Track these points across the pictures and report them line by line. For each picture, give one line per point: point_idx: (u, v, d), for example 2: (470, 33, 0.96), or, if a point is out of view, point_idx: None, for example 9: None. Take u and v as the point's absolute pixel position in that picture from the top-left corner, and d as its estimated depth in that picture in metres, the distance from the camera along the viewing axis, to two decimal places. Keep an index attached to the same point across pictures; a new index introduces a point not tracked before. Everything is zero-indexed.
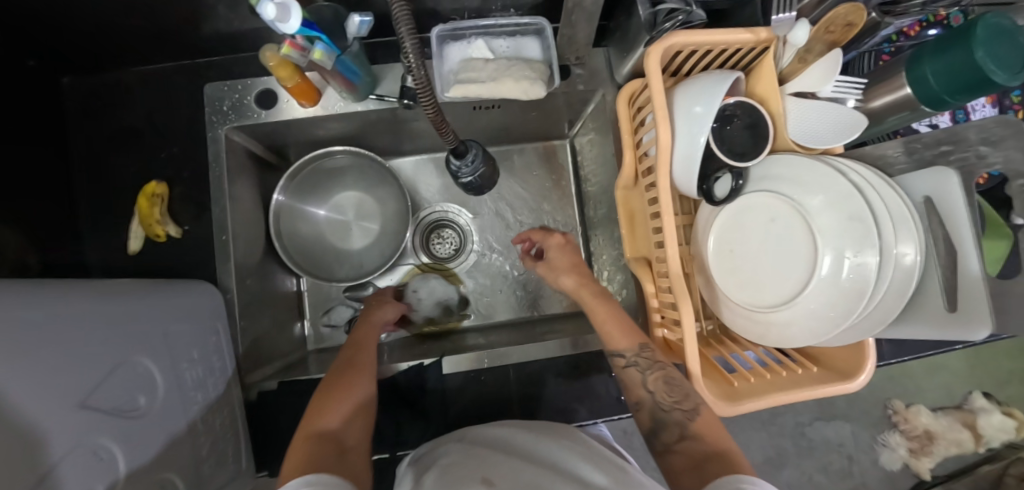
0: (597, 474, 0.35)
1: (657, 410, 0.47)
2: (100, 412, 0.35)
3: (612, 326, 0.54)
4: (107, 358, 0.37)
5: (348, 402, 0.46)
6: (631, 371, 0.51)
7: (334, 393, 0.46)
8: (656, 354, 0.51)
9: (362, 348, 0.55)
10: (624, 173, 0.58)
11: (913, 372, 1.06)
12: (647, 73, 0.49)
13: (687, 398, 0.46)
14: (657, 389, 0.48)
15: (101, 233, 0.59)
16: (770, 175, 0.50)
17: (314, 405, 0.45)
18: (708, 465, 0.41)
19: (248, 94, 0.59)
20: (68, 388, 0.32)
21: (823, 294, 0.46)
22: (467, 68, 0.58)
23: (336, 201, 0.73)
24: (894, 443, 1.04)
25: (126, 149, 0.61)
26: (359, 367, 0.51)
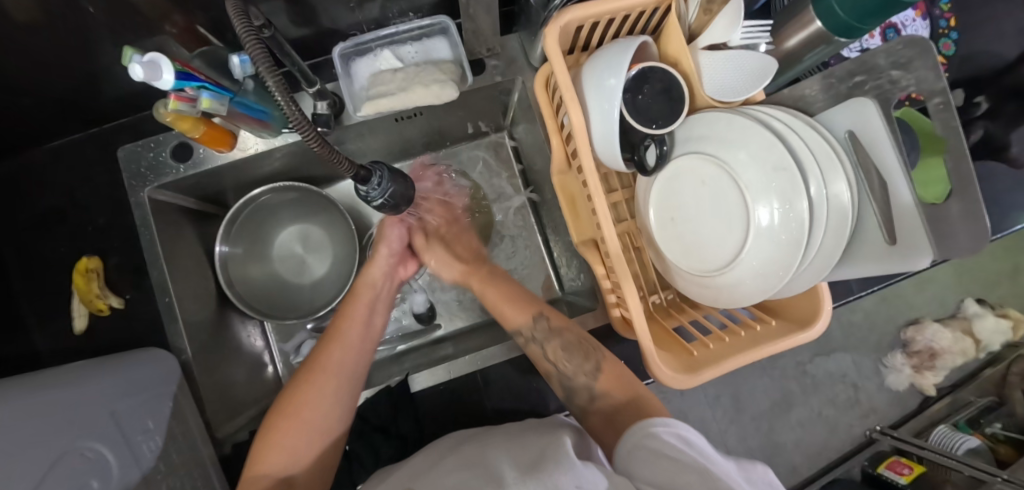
0: (510, 469, 0.33)
1: (564, 378, 0.50)
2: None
3: (507, 307, 0.55)
4: (51, 447, 0.37)
5: (300, 431, 0.44)
6: (534, 347, 0.52)
7: (285, 421, 0.44)
8: (551, 323, 0.52)
9: (335, 342, 0.49)
10: (555, 158, 0.57)
11: (904, 293, 1.05)
12: (548, 55, 0.47)
13: (587, 360, 0.49)
14: (559, 359, 0.50)
15: (45, 317, 0.59)
16: (695, 137, 0.49)
17: (269, 427, 0.45)
18: (620, 416, 0.44)
19: (162, 149, 0.58)
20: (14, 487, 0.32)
21: (762, 249, 0.44)
22: (377, 82, 0.56)
23: (283, 238, 0.72)
24: (897, 363, 1.02)
25: (54, 229, 0.60)
26: (323, 375, 0.47)
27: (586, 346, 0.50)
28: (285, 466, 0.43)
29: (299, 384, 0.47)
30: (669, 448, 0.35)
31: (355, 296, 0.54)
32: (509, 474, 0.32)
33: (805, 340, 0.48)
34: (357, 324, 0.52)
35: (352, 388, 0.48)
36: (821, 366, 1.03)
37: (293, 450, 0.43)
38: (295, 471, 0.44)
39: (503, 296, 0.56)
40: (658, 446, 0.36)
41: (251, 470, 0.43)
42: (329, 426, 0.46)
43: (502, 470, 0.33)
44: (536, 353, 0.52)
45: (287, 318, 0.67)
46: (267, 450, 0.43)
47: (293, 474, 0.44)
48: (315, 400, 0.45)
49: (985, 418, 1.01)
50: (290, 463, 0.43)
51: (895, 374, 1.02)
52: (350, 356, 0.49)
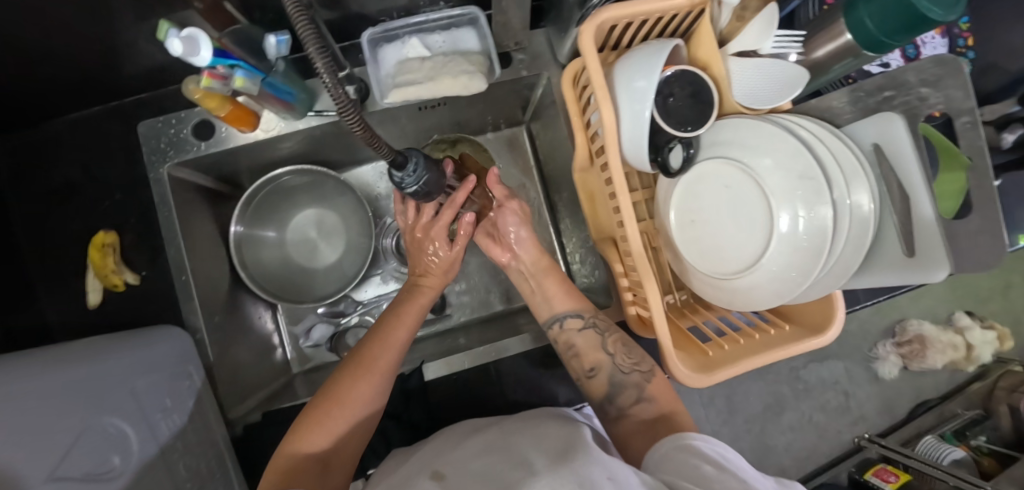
0: (539, 456, 0.35)
1: (616, 372, 0.50)
2: (74, 479, 0.35)
3: (556, 290, 0.55)
4: (72, 423, 0.37)
5: (348, 419, 0.45)
6: (590, 333, 0.52)
7: (335, 408, 0.44)
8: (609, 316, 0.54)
9: (391, 339, 0.49)
10: (578, 154, 0.57)
11: (901, 305, 1.07)
12: (583, 53, 0.47)
13: (643, 360, 0.51)
14: (616, 351, 0.51)
15: (57, 291, 0.58)
16: (720, 141, 0.49)
17: (315, 409, 0.44)
18: (660, 426, 0.45)
19: (184, 127, 0.57)
20: (36, 462, 0.32)
21: (783, 254, 0.45)
22: (404, 70, 0.56)
23: (298, 221, 0.71)
24: (887, 354, 1.04)
25: (70, 202, 0.59)
26: (376, 370, 0.47)
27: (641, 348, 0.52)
28: (327, 449, 0.43)
29: (349, 374, 0.46)
30: (703, 459, 0.36)
31: (412, 300, 0.53)
32: (538, 461, 0.34)
33: (818, 345, 0.49)
34: (410, 326, 0.51)
35: (392, 386, 0.49)
36: (815, 373, 1.06)
37: (335, 434, 0.44)
38: (333, 455, 0.44)
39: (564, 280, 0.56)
40: (694, 456, 0.37)
41: (290, 443, 0.42)
42: (369, 418, 0.47)
43: (532, 457, 0.35)
44: (581, 347, 0.52)
45: (300, 301, 0.67)
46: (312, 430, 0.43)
47: (332, 458, 0.43)
48: (364, 393, 0.45)
49: (971, 430, 1.02)
50: (331, 446, 0.43)
51: (884, 364, 1.05)
52: (399, 354, 0.49)
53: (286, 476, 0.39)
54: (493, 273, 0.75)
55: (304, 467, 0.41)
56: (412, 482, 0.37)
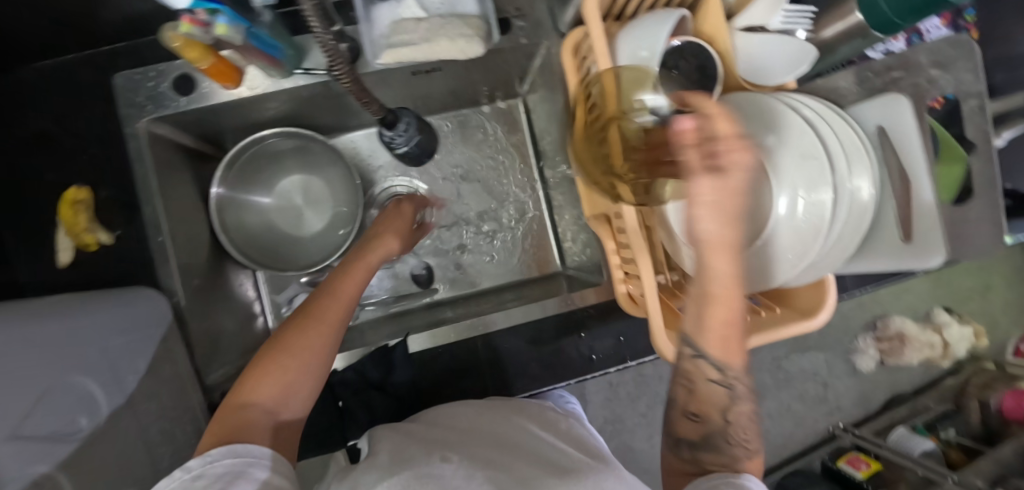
0: (543, 477, 0.32)
1: (722, 436, 0.38)
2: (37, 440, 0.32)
3: (720, 316, 0.35)
4: (38, 381, 0.35)
5: (298, 365, 0.39)
6: (696, 377, 0.38)
7: (285, 354, 0.39)
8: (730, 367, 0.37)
9: (333, 294, 0.46)
10: (575, 127, 0.55)
11: (884, 300, 1.09)
12: (587, 19, 0.45)
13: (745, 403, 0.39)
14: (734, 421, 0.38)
15: (26, 248, 0.55)
16: None
17: (260, 361, 0.39)
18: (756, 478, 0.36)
19: (163, 80, 0.54)
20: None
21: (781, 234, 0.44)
22: (399, 30, 0.53)
23: (283, 187, 0.69)
24: (866, 347, 1.07)
25: (40, 155, 0.56)
26: (324, 319, 0.43)
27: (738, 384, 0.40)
28: (277, 397, 0.37)
29: (295, 323, 0.42)
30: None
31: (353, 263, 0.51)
32: (543, 480, 0.31)
33: (807, 329, 0.49)
34: (355, 282, 0.49)
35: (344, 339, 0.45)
36: (796, 363, 1.08)
37: (285, 385, 0.38)
38: (283, 405, 0.37)
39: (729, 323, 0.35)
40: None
41: (234, 400, 0.36)
42: (324, 368, 0.41)
43: (535, 477, 0.32)
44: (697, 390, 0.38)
45: (284, 269, 0.65)
46: (256, 378, 0.37)
47: (282, 409, 0.37)
48: (315, 338, 0.41)
49: (940, 423, 1.05)
50: (281, 395, 0.37)
51: (864, 357, 1.07)
52: (345, 304, 0.46)
53: (227, 429, 0.33)
54: (483, 249, 0.74)
55: (252, 417, 0.34)
56: (419, 457, 0.34)
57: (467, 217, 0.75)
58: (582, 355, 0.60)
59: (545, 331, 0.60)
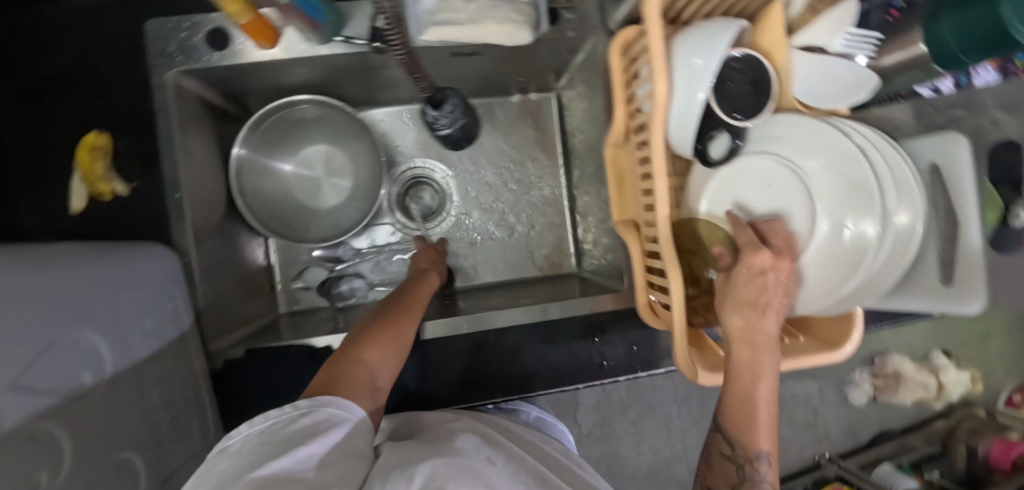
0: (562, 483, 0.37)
1: None
2: (37, 393, 0.31)
3: (738, 396, 0.39)
4: (42, 333, 0.33)
5: (396, 345, 0.43)
6: (717, 439, 0.42)
7: (388, 331, 0.43)
8: (751, 440, 0.40)
9: (418, 294, 0.52)
10: (614, 129, 0.54)
11: (884, 336, 1.08)
12: (646, 20, 0.43)
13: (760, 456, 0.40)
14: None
15: (36, 190, 0.53)
16: (769, 136, 0.48)
17: (368, 331, 0.43)
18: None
19: (196, 32, 0.52)
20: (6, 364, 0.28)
21: (820, 261, 0.45)
22: (445, 8, 0.51)
23: (304, 155, 0.67)
24: (860, 379, 1.08)
25: (58, 96, 0.54)
26: (415, 312, 0.48)
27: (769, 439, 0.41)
28: (377, 364, 0.41)
29: (397, 311, 0.47)
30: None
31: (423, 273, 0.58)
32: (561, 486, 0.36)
33: (829, 361, 0.48)
34: (429, 290, 0.55)
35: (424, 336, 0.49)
36: (790, 388, 1.08)
37: (386, 363, 0.41)
38: (380, 374, 0.41)
39: (761, 398, 0.39)
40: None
41: (345, 357, 0.40)
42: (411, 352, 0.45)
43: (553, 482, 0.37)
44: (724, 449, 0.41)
45: (299, 240, 0.63)
46: (367, 345, 0.41)
47: (379, 378, 0.40)
48: (410, 326, 0.46)
49: (925, 464, 1.03)
50: (381, 366, 0.41)
51: (856, 389, 1.08)
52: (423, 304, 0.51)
53: (337, 380, 0.37)
54: (500, 243, 0.74)
55: (359, 378, 0.38)
56: (467, 450, 0.35)
57: (484, 208, 0.74)
58: (593, 360, 0.59)
59: (559, 333, 0.59)
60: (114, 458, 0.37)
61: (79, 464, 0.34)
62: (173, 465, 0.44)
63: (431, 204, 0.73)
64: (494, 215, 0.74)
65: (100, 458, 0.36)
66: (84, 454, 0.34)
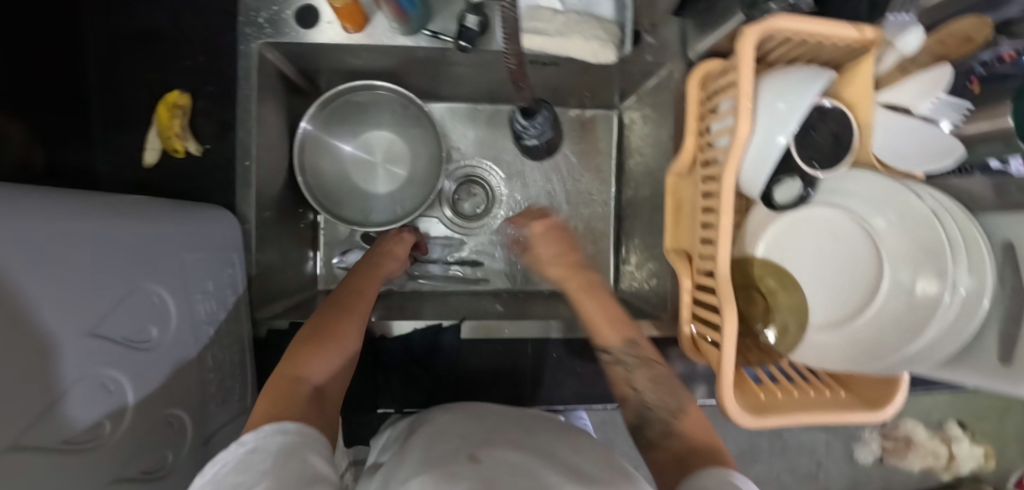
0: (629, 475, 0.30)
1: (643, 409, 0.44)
2: (111, 341, 0.32)
3: (600, 318, 0.52)
4: (119, 284, 0.34)
5: (335, 354, 0.42)
6: (618, 368, 0.49)
7: (327, 341, 0.43)
8: (644, 352, 0.49)
9: (361, 292, 0.52)
10: (681, 158, 0.54)
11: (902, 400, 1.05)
12: (738, 54, 0.44)
13: (674, 399, 0.44)
14: (651, 394, 0.45)
15: (110, 137, 0.55)
16: (842, 189, 0.48)
17: (300, 345, 0.42)
18: (692, 460, 0.36)
19: (287, 7, 0.53)
20: (80, 315, 0.29)
21: (874, 320, 0.43)
22: (532, 16, 0.52)
23: (366, 139, 0.68)
24: (869, 438, 1.06)
25: (144, 50, 0.55)
26: (356, 313, 0.48)
27: (675, 383, 0.46)
28: (321, 378, 0.40)
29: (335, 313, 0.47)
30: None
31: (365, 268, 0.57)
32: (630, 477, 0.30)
33: (869, 420, 0.47)
34: (374, 282, 0.54)
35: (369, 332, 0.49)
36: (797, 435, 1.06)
37: (325, 366, 0.41)
38: (326, 386, 0.40)
39: (604, 307, 0.53)
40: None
41: (282, 374, 0.38)
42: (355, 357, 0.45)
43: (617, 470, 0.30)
44: (634, 380, 0.47)
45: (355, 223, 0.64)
46: (302, 358, 0.40)
47: (325, 388, 0.39)
48: (352, 330, 0.46)
49: None
50: (324, 376, 0.40)
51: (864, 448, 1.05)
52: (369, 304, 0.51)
53: (280, 393, 0.35)
54: None
55: (298, 387, 0.37)
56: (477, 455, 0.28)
57: None
58: None
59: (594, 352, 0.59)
60: (167, 414, 0.38)
61: (137, 416, 0.34)
62: (213, 426, 0.45)
63: (479, 204, 0.74)
64: None
65: (157, 410, 0.37)
66: (144, 405, 0.35)
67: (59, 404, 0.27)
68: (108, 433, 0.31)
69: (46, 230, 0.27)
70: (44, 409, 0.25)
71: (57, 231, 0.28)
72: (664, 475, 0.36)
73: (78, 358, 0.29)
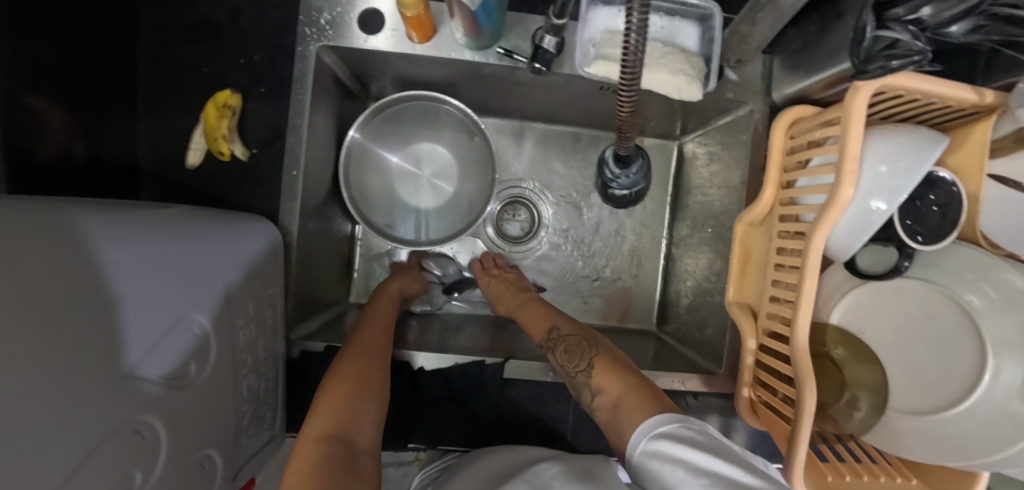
0: None
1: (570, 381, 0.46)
2: (145, 382, 0.29)
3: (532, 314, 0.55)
4: (152, 316, 0.31)
5: (364, 395, 0.41)
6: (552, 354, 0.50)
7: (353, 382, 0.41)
8: (563, 328, 0.50)
9: (370, 328, 0.50)
10: (755, 210, 0.51)
11: None
12: (846, 112, 0.40)
13: (583, 359, 0.45)
14: (563, 362, 0.47)
15: (156, 131, 0.53)
16: (938, 264, 0.44)
17: (326, 391, 0.40)
18: (621, 411, 0.38)
19: (351, 10, 0.49)
20: (93, 359, 0.26)
21: (970, 413, 0.39)
22: (616, 43, 0.48)
23: (415, 150, 0.65)
24: None
25: (201, 45, 0.52)
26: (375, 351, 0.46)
27: (589, 347, 0.47)
28: (351, 424, 0.38)
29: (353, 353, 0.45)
30: (683, 449, 0.30)
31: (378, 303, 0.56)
32: None
33: None
34: (385, 320, 0.53)
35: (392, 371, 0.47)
36: None
37: (355, 414, 0.39)
38: (357, 433, 0.38)
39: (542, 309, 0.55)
40: (669, 447, 0.31)
41: (309, 433, 0.36)
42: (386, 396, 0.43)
43: None
44: (554, 354, 0.48)
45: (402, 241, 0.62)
46: (322, 411, 0.38)
47: (358, 437, 0.37)
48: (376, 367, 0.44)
49: None
50: (354, 422, 0.38)
51: None
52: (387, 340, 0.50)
53: (311, 458, 0.33)
54: (584, 283, 0.71)
55: (329, 444, 0.35)
56: None
57: (578, 248, 0.71)
58: None
59: None
60: (198, 455, 0.35)
61: (170, 463, 0.31)
62: (244, 458, 0.42)
63: (523, 227, 0.72)
64: (583, 252, 0.71)
65: (189, 453, 0.34)
66: (177, 448, 0.32)
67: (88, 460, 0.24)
68: (138, 484, 0.28)
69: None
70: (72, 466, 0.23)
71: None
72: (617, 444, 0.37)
73: (107, 405, 0.26)
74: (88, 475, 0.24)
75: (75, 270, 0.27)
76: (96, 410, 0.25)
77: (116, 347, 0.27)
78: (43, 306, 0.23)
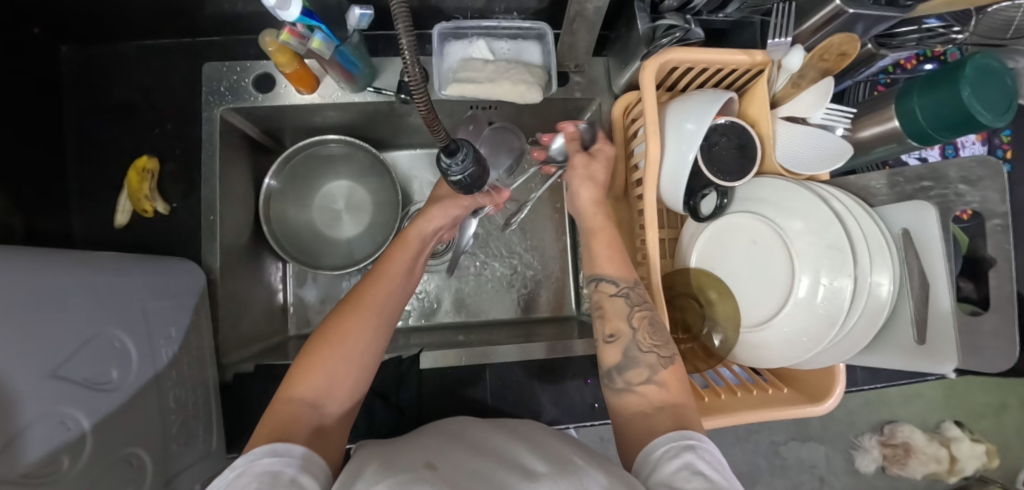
0: (538, 462, 0.32)
1: (633, 347, 0.45)
2: (72, 383, 0.34)
3: (606, 252, 0.51)
4: (82, 329, 0.36)
5: (348, 362, 0.41)
6: (617, 301, 0.48)
7: (329, 345, 0.41)
8: (647, 292, 0.48)
9: (380, 280, 0.47)
10: (614, 182, 0.59)
11: (923, 397, 0.90)
12: (641, 85, 0.49)
13: (666, 345, 0.44)
14: (639, 327, 0.45)
15: (89, 204, 0.63)
16: (754, 197, 0.51)
17: (314, 345, 0.41)
18: (661, 415, 0.40)
19: (246, 75, 0.59)
20: (37, 356, 0.31)
21: (800, 318, 0.46)
22: (466, 67, 0.57)
23: (327, 190, 0.74)
24: (867, 444, 0.88)
25: (118, 121, 0.64)
26: (368, 309, 0.44)
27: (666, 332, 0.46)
28: (325, 388, 0.39)
29: (341, 312, 0.44)
30: (705, 468, 0.32)
31: (401, 246, 0.52)
32: (537, 467, 0.31)
33: (810, 414, 0.50)
34: (399, 268, 0.50)
35: (391, 324, 0.46)
36: (795, 450, 0.90)
37: (335, 376, 0.39)
38: (329, 398, 0.39)
39: (611, 241, 0.52)
40: (690, 461, 0.32)
41: (282, 396, 0.38)
42: (370, 365, 0.42)
43: (528, 462, 0.32)
44: (633, 314, 0.46)
45: (318, 266, 0.68)
46: (304, 372, 0.39)
47: (325, 403, 0.38)
48: (360, 329, 0.42)
49: None
50: (326, 387, 0.39)
51: (864, 457, 0.88)
52: (393, 296, 0.47)
53: (278, 423, 0.35)
54: (502, 281, 0.78)
55: (297, 412, 0.36)
56: (401, 464, 0.31)
57: (492, 253, 0.78)
58: (585, 401, 0.62)
59: (553, 371, 0.62)
60: (126, 453, 0.40)
61: (96, 454, 0.36)
62: (178, 467, 0.47)
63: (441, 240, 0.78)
64: (498, 255, 0.78)
65: (118, 449, 0.38)
66: (103, 444, 0.37)
67: (19, 439, 0.29)
68: (66, 469, 0.33)
69: (12, 281, 0.31)
70: (9, 437, 0.28)
71: (29, 292, 0.32)
72: (630, 436, 0.40)
73: (43, 398, 0.31)
74: (23, 446, 0.29)
75: (38, 286, 0.33)
76: (27, 400, 0.30)
77: (51, 349, 0.33)
78: (5, 306, 0.29)
